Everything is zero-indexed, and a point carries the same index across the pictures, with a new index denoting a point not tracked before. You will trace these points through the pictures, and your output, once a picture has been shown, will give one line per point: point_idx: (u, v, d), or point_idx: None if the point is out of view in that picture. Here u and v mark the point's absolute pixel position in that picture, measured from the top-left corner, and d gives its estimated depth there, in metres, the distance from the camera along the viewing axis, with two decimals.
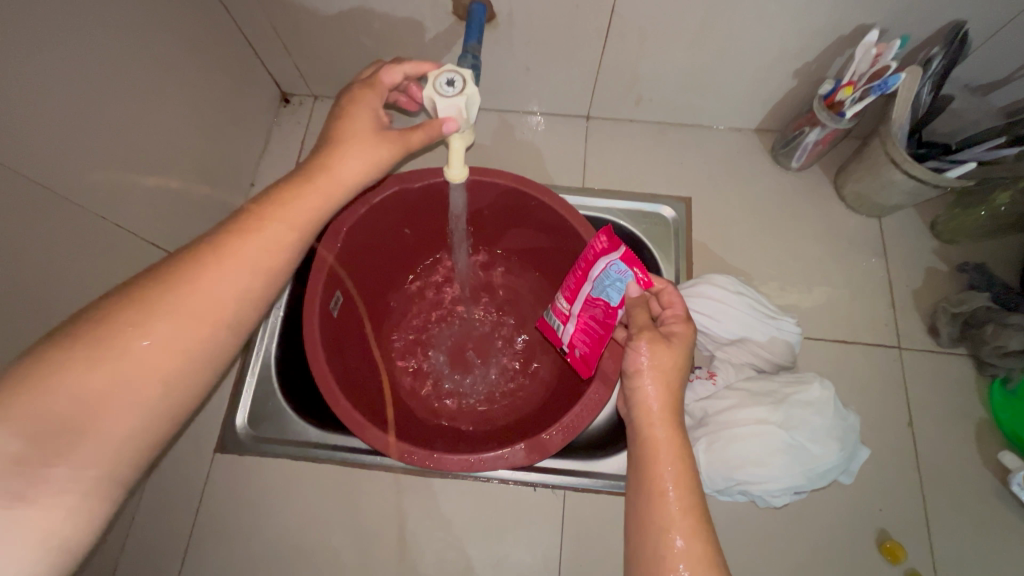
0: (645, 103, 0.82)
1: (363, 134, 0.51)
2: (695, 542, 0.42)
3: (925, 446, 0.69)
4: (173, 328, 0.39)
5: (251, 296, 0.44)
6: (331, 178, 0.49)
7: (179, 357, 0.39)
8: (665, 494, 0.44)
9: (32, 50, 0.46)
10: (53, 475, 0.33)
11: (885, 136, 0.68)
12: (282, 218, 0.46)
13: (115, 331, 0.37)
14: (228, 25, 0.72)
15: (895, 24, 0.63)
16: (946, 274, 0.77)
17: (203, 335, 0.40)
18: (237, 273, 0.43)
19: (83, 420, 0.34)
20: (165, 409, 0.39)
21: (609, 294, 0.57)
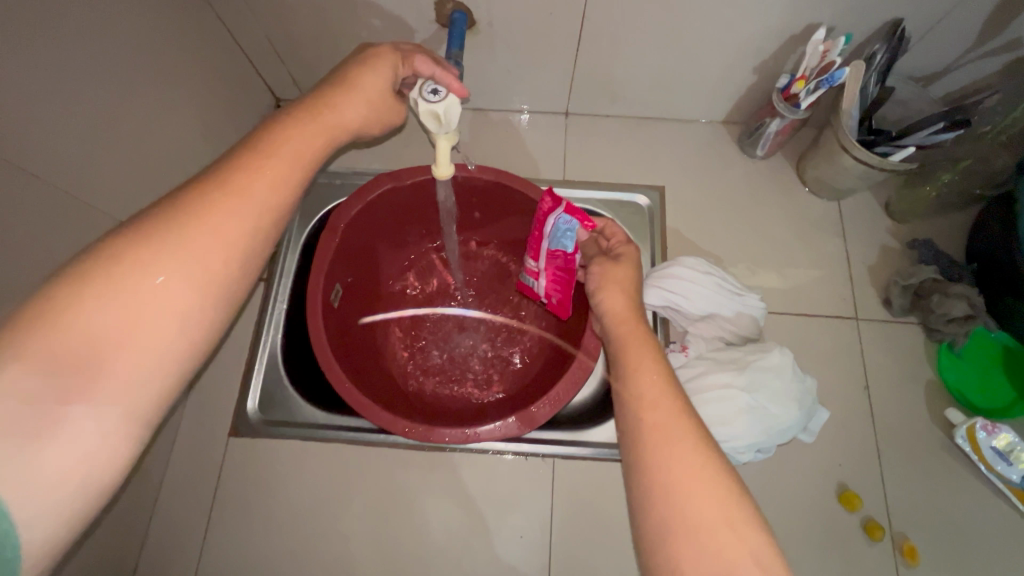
0: (619, 99, 0.88)
1: (373, 92, 0.55)
2: (688, 439, 0.43)
3: (880, 406, 0.76)
4: (183, 264, 0.37)
5: (259, 232, 0.42)
6: (333, 117, 0.51)
7: (189, 296, 0.37)
8: (654, 405, 0.46)
9: (55, 73, 0.51)
10: (71, 412, 0.32)
11: (836, 126, 0.75)
12: (282, 154, 0.45)
13: (118, 269, 0.35)
14: (225, 38, 0.77)
15: (839, 23, 0.70)
16: (899, 249, 0.83)
17: (212, 271, 0.39)
18: (241, 211, 0.41)
19: (95, 359, 0.33)
20: (181, 349, 0.37)
21: (564, 244, 0.64)
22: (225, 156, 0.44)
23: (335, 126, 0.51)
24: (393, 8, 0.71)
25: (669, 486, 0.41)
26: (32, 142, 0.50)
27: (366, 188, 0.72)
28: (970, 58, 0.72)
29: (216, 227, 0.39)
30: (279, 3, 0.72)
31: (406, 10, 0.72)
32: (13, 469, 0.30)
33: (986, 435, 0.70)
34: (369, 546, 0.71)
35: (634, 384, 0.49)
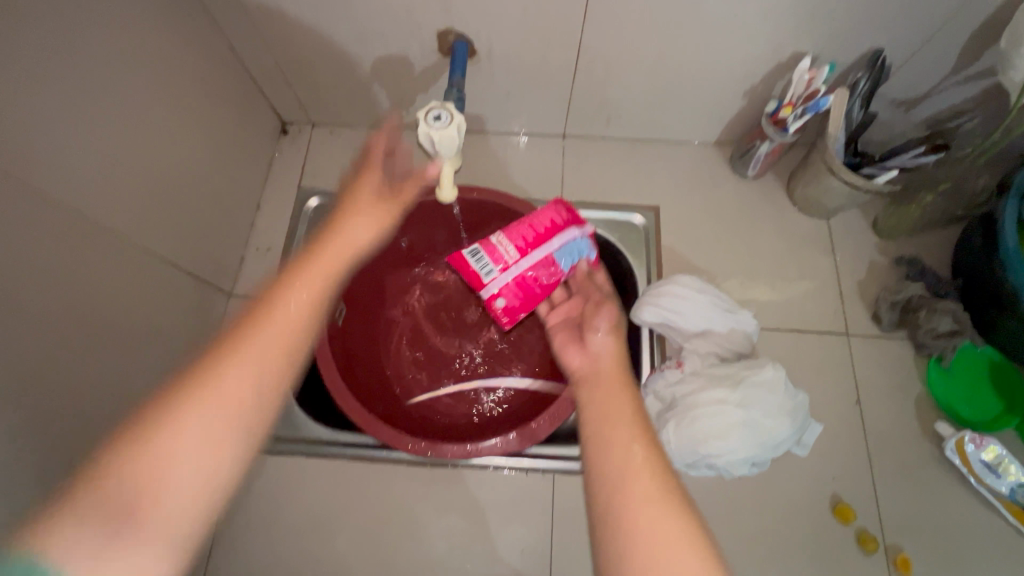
0: (614, 122, 0.91)
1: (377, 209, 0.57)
2: (660, 496, 0.42)
3: (872, 420, 0.77)
4: (227, 390, 0.41)
5: (297, 352, 0.45)
6: (343, 240, 0.53)
7: (231, 411, 0.40)
8: (626, 453, 0.44)
9: (80, 103, 0.54)
10: (135, 532, 0.36)
11: (824, 149, 0.78)
12: (310, 283, 0.49)
13: (171, 407, 0.39)
14: (235, 64, 0.80)
15: (825, 51, 0.73)
16: (886, 266, 0.86)
17: (248, 389, 0.41)
18: (280, 332, 0.44)
19: (151, 478, 0.37)
20: (222, 457, 0.40)
21: (564, 261, 0.67)
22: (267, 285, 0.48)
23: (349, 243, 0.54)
24: (398, 38, 0.74)
25: (641, 550, 0.39)
26: (59, 169, 0.53)
27: None
28: (950, 82, 0.75)
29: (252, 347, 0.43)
30: (289, 32, 0.75)
31: (410, 40, 0.75)
32: None
33: (974, 447, 0.72)
34: (372, 562, 0.71)
35: (605, 425, 0.47)
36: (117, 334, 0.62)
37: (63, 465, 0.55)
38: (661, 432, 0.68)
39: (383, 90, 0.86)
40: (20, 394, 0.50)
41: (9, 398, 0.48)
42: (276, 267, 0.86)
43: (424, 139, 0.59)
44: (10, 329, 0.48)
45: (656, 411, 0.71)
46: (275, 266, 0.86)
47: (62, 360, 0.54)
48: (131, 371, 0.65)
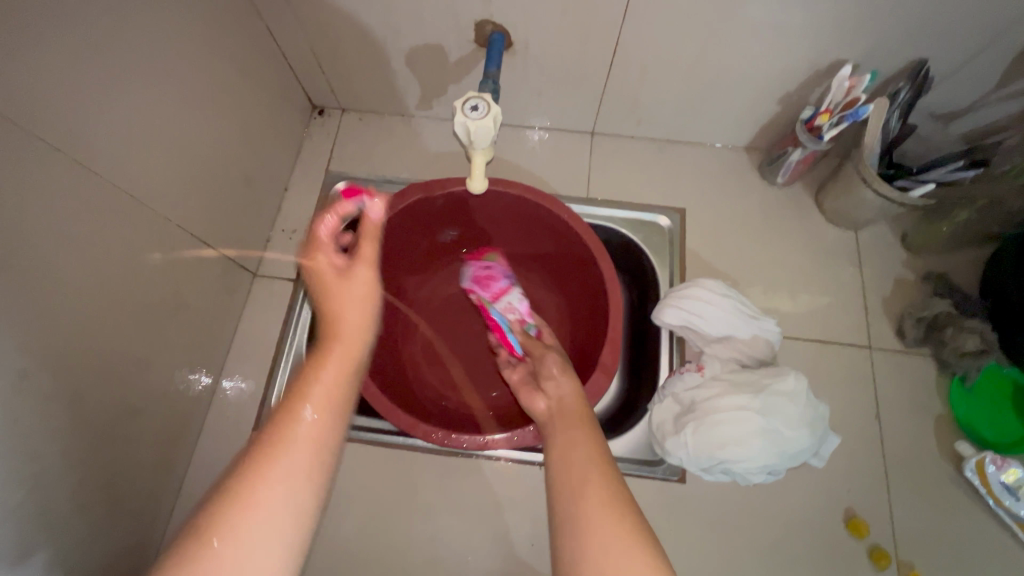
0: (645, 122, 0.90)
1: (338, 282, 0.55)
2: (602, 496, 0.43)
3: (890, 436, 0.77)
4: (284, 482, 0.40)
5: (340, 418, 0.45)
6: (347, 345, 0.50)
7: (312, 471, 0.42)
8: (573, 470, 0.46)
9: (121, 79, 0.54)
10: None
11: (858, 159, 0.76)
12: (338, 359, 0.49)
13: (255, 473, 0.40)
14: (272, 47, 0.80)
15: (867, 60, 0.72)
16: (914, 282, 0.85)
17: (319, 447, 0.43)
18: (328, 404, 0.45)
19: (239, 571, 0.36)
20: (306, 519, 0.40)
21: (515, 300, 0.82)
22: (287, 388, 0.46)
23: (355, 326, 0.52)
24: (434, 28, 0.74)
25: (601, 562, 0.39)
26: (98, 142, 0.53)
27: (397, 198, 0.75)
28: (995, 97, 0.73)
29: (320, 399, 0.45)
30: (327, 18, 0.75)
31: (446, 29, 0.74)
32: None
33: (995, 468, 0.70)
34: (382, 547, 0.72)
35: (560, 452, 0.49)
36: (147, 309, 0.63)
37: (90, 435, 0.56)
38: (678, 435, 0.68)
39: (416, 79, 0.86)
40: (52, 364, 0.50)
41: (45, 365, 0.50)
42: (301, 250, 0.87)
43: (460, 129, 0.59)
44: (44, 297, 0.49)
45: (674, 414, 0.70)
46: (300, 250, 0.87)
47: (95, 330, 0.55)
48: (160, 347, 0.66)
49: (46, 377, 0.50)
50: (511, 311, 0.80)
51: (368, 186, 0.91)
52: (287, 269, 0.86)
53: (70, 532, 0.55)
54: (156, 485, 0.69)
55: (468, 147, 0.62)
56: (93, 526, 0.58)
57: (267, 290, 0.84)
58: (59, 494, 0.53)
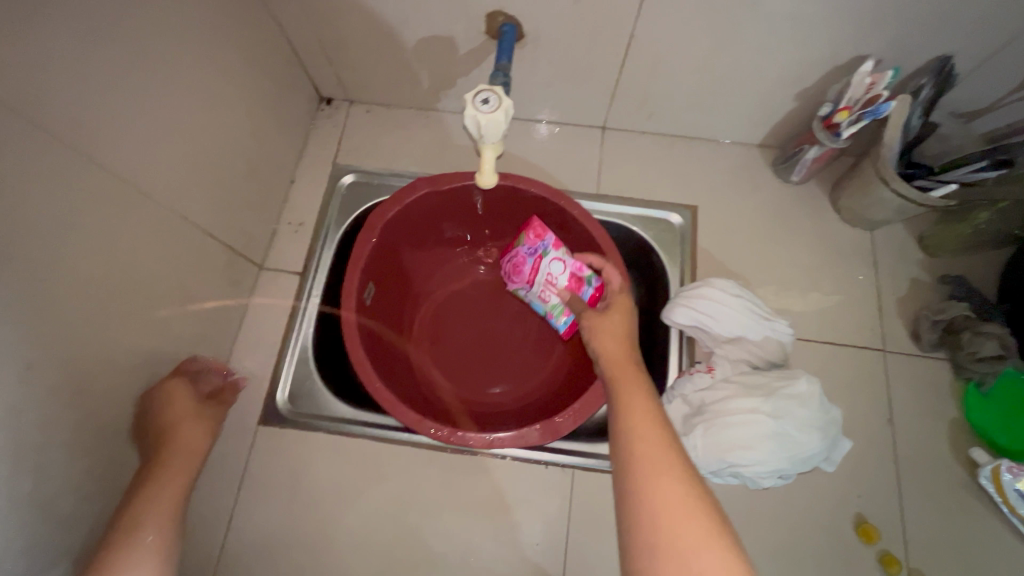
0: (656, 117, 0.88)
1: (193, 411, 0.67)
2: (672, 461, 0.47)
3: (903, 440, 0.75)
4: (136, 569, 0.54)
5: (165, 524, 0.59)
6: (186, 459, 0.64)
7: (157, 561, 0.56)
8: (642, 434, 0.50)
9: (127, 69, 0.54)
10: None
11: (877, 158, 0.75)
12: (178, 463, 0.64)
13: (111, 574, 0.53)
14: (279, 38, 0.79)
15: (888, 56, 0.70)
16: (930, 284, 0.83)
17: (164, 542, 0.57)
18: (163, 494, 0.60)
19: None
20: None
21: (553, 266, 0.72)
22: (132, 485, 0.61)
23: (191, 450, 0.66)
24: (444, 19, 0.73)
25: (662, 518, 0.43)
26: (104, 132, 0.52)
27: (405, 192, 0.74)
28: (1018, 96, 0.70)
29: (154, 533, 0.57)
30: (334, 8, 0.74)
31: (456, 21, 0.73)
32: None
33: (1011, 476, 0.68)
34: (387, 543, 0.72)
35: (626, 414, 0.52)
36: (153, 302, 0.62)
37: (95, 428, 0.56)
38: (686, 437, 0.67)
39: (424, 71, 0.84)
40: (56, 356, 0.50)
41: (51, 358, 0.49)
42: (308, 243, 0.86)
43: (470, 123, 0.58)
44: (50, 289, 0.48)
45: (683, 416, 0.69)
46: (306, 242, 0.86)
47: (101, 322, 0.55)
48: (165, 341, 0.65)
49: (53, 370, 0.49)
50: (551, 283, 0.73)
51: (375, 179, 0.90)
52: (293, 262, 0.85)
53: (75, 526, 0.55)
54: None
55: (479, 141, 0.61)
56: (98, 519, 0.58)
57: (272, 283, 0.84)
58: (63, 487, 0.53)
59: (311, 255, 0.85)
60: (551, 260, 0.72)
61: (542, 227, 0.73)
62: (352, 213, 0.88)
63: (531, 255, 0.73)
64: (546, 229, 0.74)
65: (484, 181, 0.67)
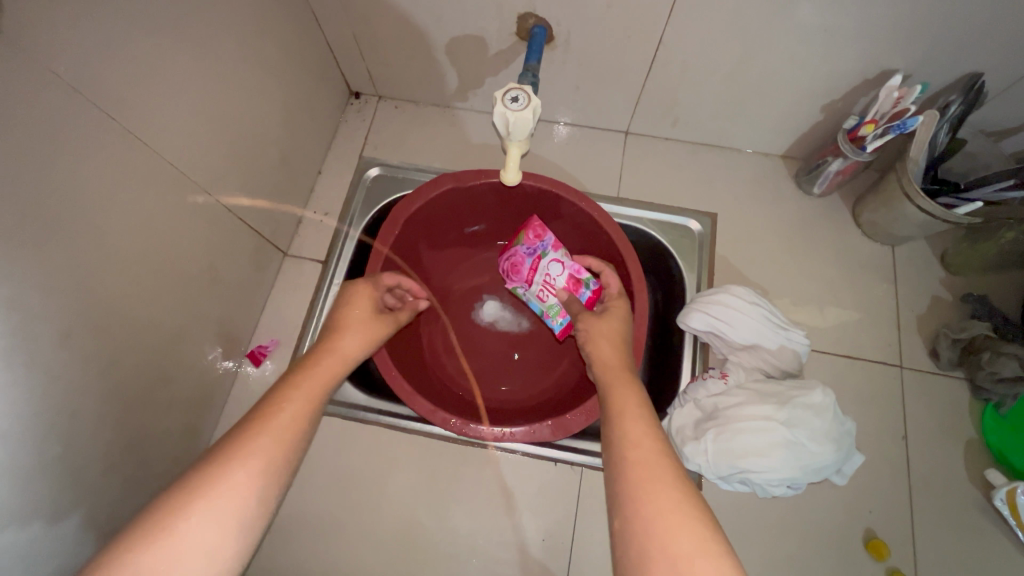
0: (681, 124, 0.89)
1: (368, 320, 0.63)
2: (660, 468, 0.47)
3: (917, 458, 0.75)
4: (269, 439, 0.45)
5: (312, 402, 0.50)
6: (338, 351, 0.57)
7: (280, 445, 0.45)
8: (631, 440, 0.50)
9: (173, 54, 0.56)
10: (186, 531, 0.38)
11: (901, 173, 0.74)
12: (330, 358, 0.55)
13: (237, 449, 0.43)
14: (315, 31, 0.81)
15: (918, 71, 0.70)
16: (951, 302, 0.82)
17: (297, 428, 0.47)
18: (313, 386, 0.51)
19: (207, 521, 0.39)
20: (270, 495, 0.43)
21: (552, 268, 0.75)
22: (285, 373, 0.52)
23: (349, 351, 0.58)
24: (477, 20, 0.74)
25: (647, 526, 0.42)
26: (147, 112, 0.54)
27: (429, 186, 0.75)
28: None
29: (296, 403, 0.48)
30: (371, 5, 0.76)
31: (489, 21, 0.74)
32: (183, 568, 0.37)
33: None
34: (395, 531, 0.73)
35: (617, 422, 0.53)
36: (184, 281, 0.64)
37: (123, 398, 0.58)
38: (698, 441, 0.67)
39: (454, 70, 0.86)
40: (91, 327, 0.52)
41: (87, 328, 0.51)
42: (331, 233, 0.88)
43: (499, 120, 0.59)
44: (90, 262, 0.50)
45: (695, 420, 0.70)
46: (330, 232, 0.88)
47: (136, 296, 0.57)
48: (191, 319, 0.67)
49: (88, 339, 0.51)
50: (550, 282, 0.75)
51: (400, 173, 0.92)
52: (316, 251, 0.87)
53: (99, 493, 0.57)
54: (180, 453, 0.70)
55: (506, 138, 0.62)
56: (120, 488, 0.60)
57: (296, 270, 0.86)
58: (91, 454, 0.55)
59: (335, 245, 0.87)
60: (550, 261, 0.74)
61: (542, 227, 0.75)
62: (376, 205, 0.90)
63: (530, 254, 0.76)
64: (545, 229, 0.76)
65: (508, 179, 0.68)
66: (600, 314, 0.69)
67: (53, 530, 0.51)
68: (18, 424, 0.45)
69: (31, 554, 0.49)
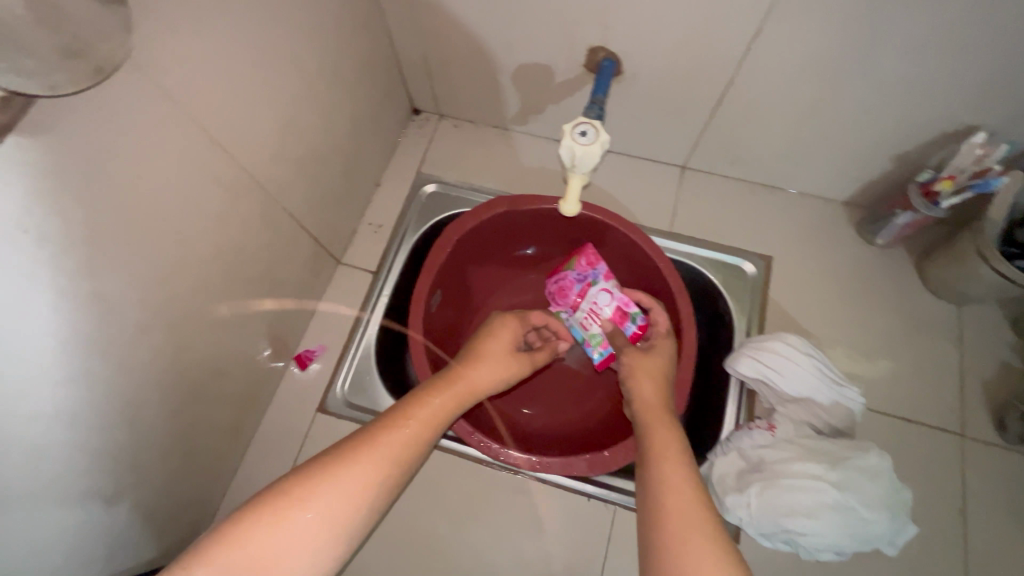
0: (741, 162, 0.87)
1: (504, 356, 0.62)
2: (700, 521, 0.45)
3: (975, 536, 0.70)
4: (396, 445, 0.48)
5: (438, 422, 0.52)
6: (472, 381, 0.58)
7: (403, 454, 0.48)
8: (668, 485, 0.48)
9: (264, 69, 0.59)
10: (306, 513, 0.41)
11: (976, 232, 0.71)
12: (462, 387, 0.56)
13: (367, 446, 0.46)
14: (388, 50, 0.84)
15: (1004, 129, 0.67)
16: (1021, 371, 0.77)
17: (421, 441, 0.50)
18: (444, 408, 0.53)
19: (327, 508, 0.42)
20: (381, 499, 0.46)
21: (600, 297, 0.74)
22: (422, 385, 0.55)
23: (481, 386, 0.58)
24: (547, 49, 0.76)
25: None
26: (235, 123, 0.57)
27: (483, 207, 0.76)
28: None
29: (418, 423, 0.50)
30: (445, 29, 0.78)
31: (559, 51, 0.75)
32: (295, 546, 0.40)
33: None
34: (421, 550, 0.73)
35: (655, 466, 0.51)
36: (247, 283, 0.67)
37: (183, 392, 0.60)
38: (741, 494, 0.65)
39: (517, 95, 0.87)
40: (163, 322, 0.54)
41: (158, 324, 0.53)
42: (383, 244, 0.90)
43: (566, 153, 0.60)
44: (170, 261, 0.53)
45: (738, 470, 0.67)
46: (382, 243, 0.90)
47: (205, 296, 0.59)
48: (249, 320, 0.69)
49: (158, 334, 0.54)
50: (598, 310, 0.74)
51: (454, 191, 0.93)
52: (367, 261, 0.89)
53: (151, 481, 0.59)
54: (225, 447, 0.72)
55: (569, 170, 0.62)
56: (169, 478, 0.62)
57: (347, 278, 0.88)
58: (148, 444, 0.57)
59: (386, 257, 0.88)
60: (599, 290, 0.74)
61: (596, 256, 0.75)
62: (429, 221, 0.91)
63: (580, 280, 0.76)
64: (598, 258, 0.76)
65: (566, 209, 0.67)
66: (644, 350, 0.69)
67: (107, 515, 0.53)
68: (90, 409, 0.48)
69: (84, 535, 0.51)
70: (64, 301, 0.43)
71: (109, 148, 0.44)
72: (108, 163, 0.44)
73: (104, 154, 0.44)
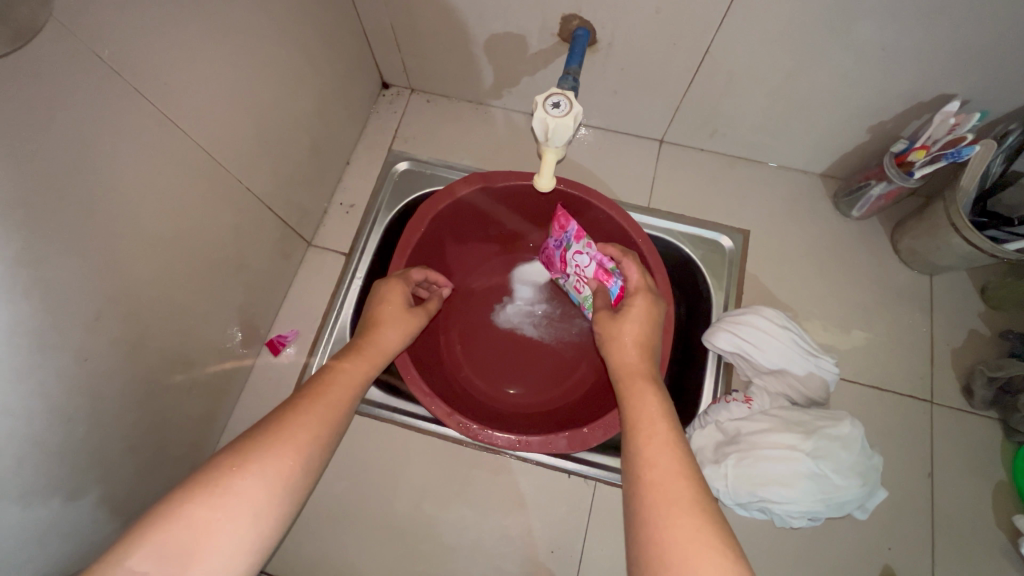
0: (718, 135, 0.86)
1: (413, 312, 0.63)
2: (685, 493, 0.44)
3: (941, 496, 0.72)
4: (320, 411, 0.47)
5: (358, 384, 0.53)
6: (383, 342, 0.58)
7: (329, 419, 0.48)
8: (650, 459, 0.47)
9: (215, 40, 0.55)
10: (243, 483, 0.40)
11: (949, 202, 0.72)
12: (375, 349, 0.57)
13: (291, 415, 0.46)
14: (353, 21, 0.80)
15: (977, 98, 0.67)
16: (988, 338, 0.79)
17: (343, 405, 0.50)
18: (360, 371, 0.54)
19: (260, 476, 0.41)
20: (315, 463, 0.45)
21: (581, 259, 0.72)
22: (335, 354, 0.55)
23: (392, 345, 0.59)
24: (519, 18, 0.73)
25: (667, 550, 0.40)
26: (186, 98, 0.53)
27: (457, 185, 0.74)
28: None
29: (339, 389, 0.50)
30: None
31: (531, 21, 0.73)
32: (238, 516, 0.39)
33: None
34: (402, 531, 0.72)
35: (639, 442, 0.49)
36: (211, 267, 0.64)
37: (146, 382, 0.58)
38: (718, 465, 0.66)
39: (491, 68, 0.85)
40: (119, 310, 0.51)
41: (113, 311, 0.51)
42: (356, 225, 0.87)
43: (538, 125, 0.58)
44: (121, 245, 0.50)
45: (715, 442, 0.68)
46: (355, 224, 0.87)
47: (164, 281, 0.57)
48: (215, 306, 0.67)
49: (114, 322, 0.51)
50: (582, 272, 0.73)
51: (428, 169, 0.91)
52: (340, 242, 0.86)
53: (117, 474, 0.57)
54: (197, 437, 0.70)
55: (543, 143, 0.60)
56: (137, 470, 0.60)
57: (319, 261, 0.85)
58: (110, 437, 0.54)
59: (359, 238, 0.86)
60: (576, 253, 0.72)
61: (567, 217, 0.72)
62: (403, 200, 0.89)
63: (560, 247, 0.76)
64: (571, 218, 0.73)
65: (541, 185, 0.66)
66: (617, 314, 0.63)
67: (70, 511, 0.51)
68: (42, 403, 0.45)
69: (46, 534, 0.49)
70: (4, 292, 0.40)
71: (41, 125, 0.41)
72: (41, 143, 0.41)
73: (35, 132, 0.40)
